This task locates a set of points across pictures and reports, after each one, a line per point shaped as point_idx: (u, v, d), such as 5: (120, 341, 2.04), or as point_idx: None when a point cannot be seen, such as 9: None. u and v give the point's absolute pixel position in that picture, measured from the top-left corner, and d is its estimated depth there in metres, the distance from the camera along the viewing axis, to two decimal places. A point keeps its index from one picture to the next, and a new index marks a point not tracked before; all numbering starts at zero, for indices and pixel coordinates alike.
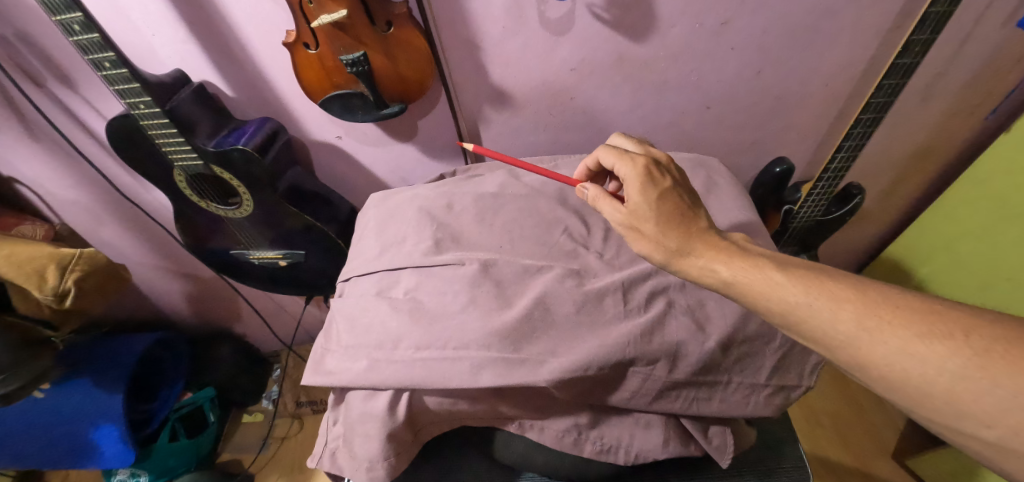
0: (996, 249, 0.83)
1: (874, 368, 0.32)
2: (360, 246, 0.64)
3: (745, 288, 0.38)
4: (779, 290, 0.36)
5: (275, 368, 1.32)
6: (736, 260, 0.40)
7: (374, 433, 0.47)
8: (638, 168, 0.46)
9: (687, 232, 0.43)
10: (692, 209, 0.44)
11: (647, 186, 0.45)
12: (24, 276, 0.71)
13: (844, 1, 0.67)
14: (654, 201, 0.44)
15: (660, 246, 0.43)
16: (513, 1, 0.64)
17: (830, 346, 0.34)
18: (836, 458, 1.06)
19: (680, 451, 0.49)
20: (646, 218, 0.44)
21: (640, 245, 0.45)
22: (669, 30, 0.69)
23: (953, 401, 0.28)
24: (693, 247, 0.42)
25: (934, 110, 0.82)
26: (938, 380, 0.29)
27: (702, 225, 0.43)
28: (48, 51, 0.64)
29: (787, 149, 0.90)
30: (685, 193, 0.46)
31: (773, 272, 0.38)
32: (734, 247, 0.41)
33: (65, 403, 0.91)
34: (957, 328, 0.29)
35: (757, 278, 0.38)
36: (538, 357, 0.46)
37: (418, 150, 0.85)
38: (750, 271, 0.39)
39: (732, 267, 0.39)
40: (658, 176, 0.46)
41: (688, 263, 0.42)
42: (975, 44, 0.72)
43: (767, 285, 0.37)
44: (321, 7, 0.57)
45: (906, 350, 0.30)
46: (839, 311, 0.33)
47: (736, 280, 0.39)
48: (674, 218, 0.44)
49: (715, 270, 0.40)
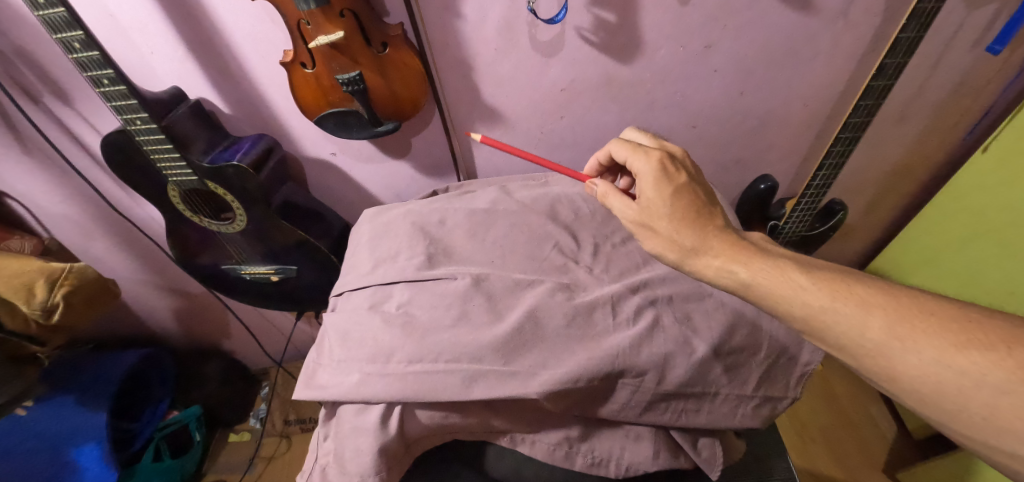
0: (974, 265, 0.86)
1: (904, 379, 0.33)
2: (354, 261, 0.64)
3: (764, 288, 0.40)
4: (802, 294, 0.38)
5: (263, 386, 1.30)
6: (755, 262, 0.41)
7: (365, 448, 0.47)
8: (654, 163, 0.48)
9: (701, 231, 0.45)
10: (707, 207, 0.46)
11: (662, 183, 0.47)
12: (12, 290, 0.70)
13: (819, 25, 0.70)
14: (669, 198, 0.46)
15: (675, 244, 0.45)
16: (504, 24, 0.66)
17: (859, 355, 0.35)
18: (827, 471, 1.06)
19: (671, 464, 0.50)
20: (661, 216, 0.46)
21: (653, 243, 0.47)
22: (654, 52, 0.72)
23: (993, 417, 0.30)
24: (709, 247, 0.44)
25: (910, 128, 0.85)
26: (978, 394, 0.30)
27: (718, 223, 0.45)
28: (46, 68, 0.65)
29: (771, 167, 0.93)
30: (701, 190, 0.47)
31: (795, 275, 0.39)
32: (750, 245, 0.43)
33: (50, 419, 0.89)
34: (999, 340, 0.31)
35: (779, 281, 0.39)
36: (529, 370, 0.47)
37: (411, 167, 0.86)
38: (770, 273, 0.40)
39: (751, 267, 0.41)
40: (674, 171, 0.48)
41: (704, 263, 0.44)
42: (945, 67, 0.75)
43: (789, 287, 0.39)
44: (318, 29, 0.58)
45: (941, 360, 0.32)
46: (868, 318, 0.35)
47: (755, 282, 0.40)
48: (688, 215, 0.46)
49: (733, 271, 0.42)
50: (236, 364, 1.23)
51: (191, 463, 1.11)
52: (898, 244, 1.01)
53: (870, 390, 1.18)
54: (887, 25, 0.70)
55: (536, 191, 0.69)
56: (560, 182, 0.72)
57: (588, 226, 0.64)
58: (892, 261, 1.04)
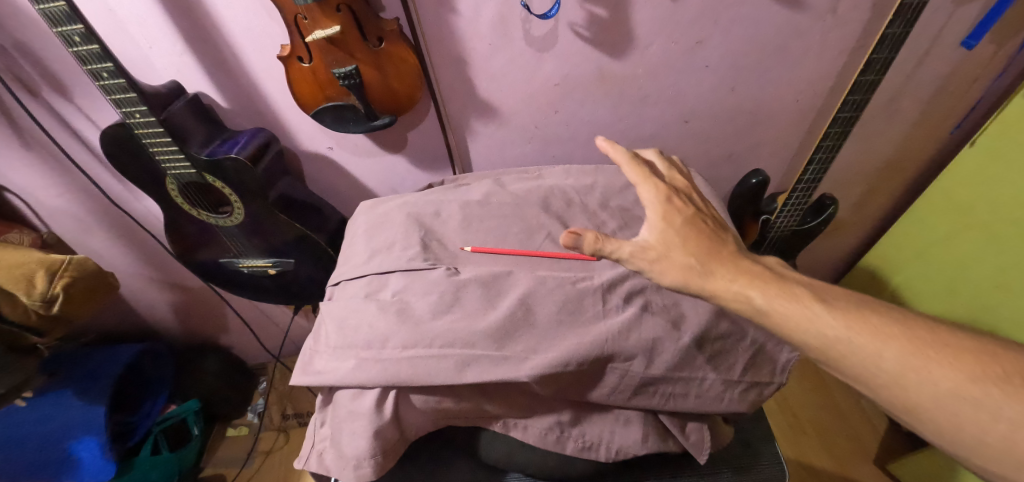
0: (962, 260, 0.87)
1: (920, 410, 0.34)
2: (350, 252, 0.65)
3: (781, 315, 0.39)
4: (817, 321, 0.38)
5: (261, 381, 1.31)
6: (771, 287, 0.41)
7: (362, 431, 0.48)
8: (660, 196, 0.49)
9: (720, 257, 0.44)
10: (718, 235, 0.47)
11: (670, 213, 0.48)
12: (13, 281, 0.71)
13: (808, 21, 0.71)
14: (680, 228, 0.47)
15: (690, 270, 0.44)
16: (498, 19, 0.67)
17: (873, 385, 0.36)
18: (819, 464, 1.07)
19: (659, 447, 0.51)
20: (675, 245, 0.46)
21: (668, 272, 0.45)
22: (647, 47, 0.73)
23: (1010, 451, 0.31)
24: (722, 270, 0.43)
25: (897, 124, 0.87)
26: (995, 428, 0.32)
27: (730, 249, 0.46)
28: (46, 62, 0.66)
29: (762, 161, 0.94)
30: (709, 220, 0.49)
31: (810, 302, 0.39)
32: (767, 271, 0.43)
33: (50, 411, 0.90)
34: (1012, 374, 0.33)
35: (794, 308, 0.39)
36: (520, 354, 0.48)
37: (407, 161, 0.87)
38: (784, 299, 0.40)
39: (767, 292, 0.40)
40: (680, 204, 0.49)
41: (721, 288, 0.42)
42: (931, 64, 0.77)
43: (804, 315, 0.38)
44: (315, 23, 0.59)
45: (960, 393, 0.33)
46: (884, 349, 0.36)
47: (772, 307, 0.40)
48: (700, 242, 0.46)
49: (749, 296, 0.41)
50: (233, 360, 1.24)
51: (190, 456, 1.11)
52: (889, 239, 1.03)
53: None
54: (875, 22, 0.72)
55: (529, 184, 0.70)
56: (553, 175, 0.73)
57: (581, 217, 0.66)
58: (883, 256, 1.05)
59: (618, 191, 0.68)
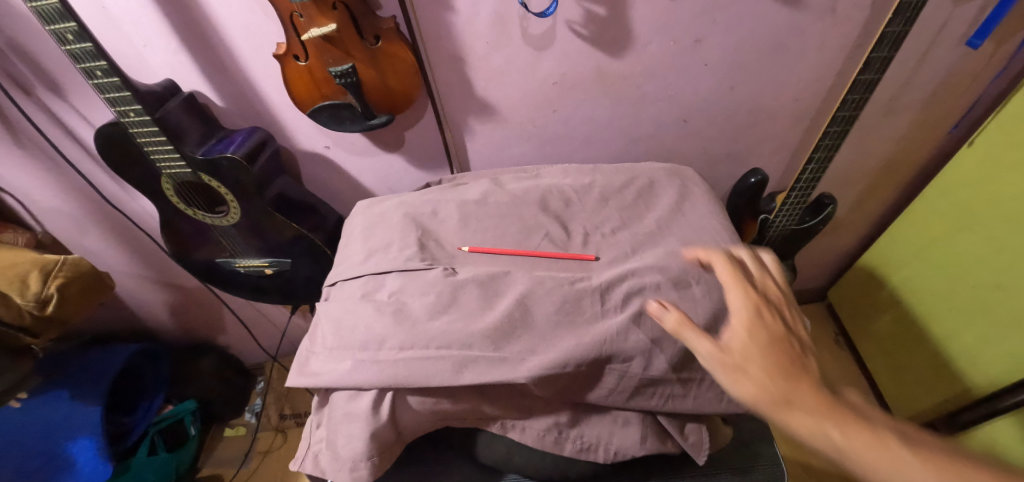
0: (961, 259, 0.87)
1: None
2: (347, 252, 0.65)
3: (864, 458, 0.35)
4: (907, 471, 0.33)
5: (258, 381, 1.31)
6: (854, 427, 0.36)
7: (358, 433, 0.47)
8: (750, 305, 0.44)
9: (803, 386, 0.39)
10: (802, 359, 0.42)
11: (756, 326, 0.43)
12: (7, 282, 0.70)
13: (808, 20, 0.71)
14: (764, 344, 0.42)
15: (767, 392, 0.39)
16: (496, 17, 0.67)
17: None
18: (817, 463, 1.07)
19: (658, 448, 0.51)
20: (755, 358, 0.41)
21: (741, 388, 0.39)
22: (645, 46, 0.73)
23: None
24: (804, 400, 0.38)
25: (897, 123, 0.87)
26: None
27: (814, 377, 0.40)
28: (39, 61, 0.65)
29: (761, 161, 0.94)
30: (797, 343, 0.43)
31: (897, 447, 0.35)
32: (852, 409, 0.38)
33: (43, 412, 0.89)
34: None
35: (878, 451, 0.35)
36: (518, 355, 0.47)
37: (405, 160, 0.87)
38: (869, 441, 0.35)
39: (849, 432, 0.36)
40: (769, 316, 0.44)
41: (797, 419, 0.37)
42: (931, 63, 0.77)
43: (890, 461, 0.34)
44: (311, 21, 0.58)
45: None
46: None
47: (852, 448, 0.35)
48: (783, 365, 0.41)
49: (827, 433, 0.36)
50: (231, 360, 1.23)
51: (187, 457, 1.11)
52: (887, 238, 1.03)
53: (859, 383, 1.20)
54: (874, 20, 0.71)
55: (528, 183, 0.69)
56: (552, 174, 0.73)
57: (579, 216, 0.65)
58: (881, 256, 1.05)
59: (616, 190, 0.68)
